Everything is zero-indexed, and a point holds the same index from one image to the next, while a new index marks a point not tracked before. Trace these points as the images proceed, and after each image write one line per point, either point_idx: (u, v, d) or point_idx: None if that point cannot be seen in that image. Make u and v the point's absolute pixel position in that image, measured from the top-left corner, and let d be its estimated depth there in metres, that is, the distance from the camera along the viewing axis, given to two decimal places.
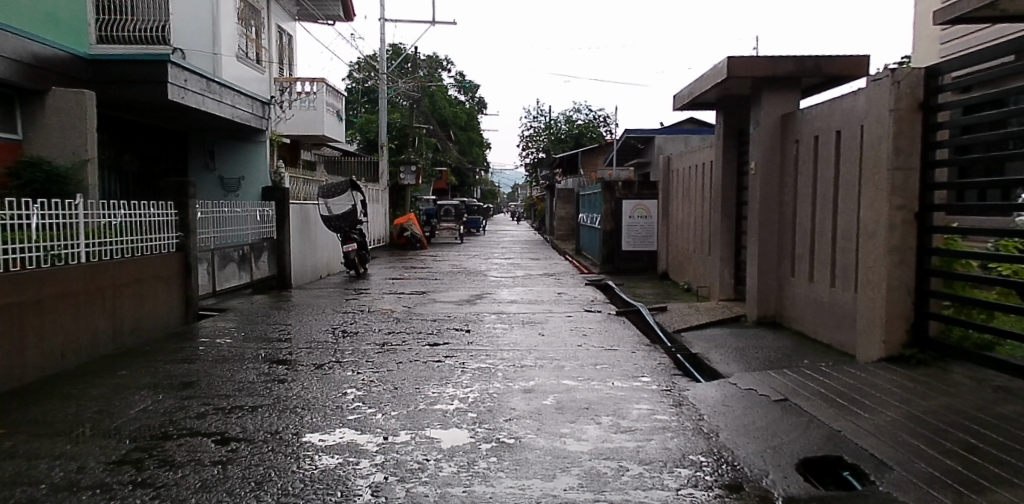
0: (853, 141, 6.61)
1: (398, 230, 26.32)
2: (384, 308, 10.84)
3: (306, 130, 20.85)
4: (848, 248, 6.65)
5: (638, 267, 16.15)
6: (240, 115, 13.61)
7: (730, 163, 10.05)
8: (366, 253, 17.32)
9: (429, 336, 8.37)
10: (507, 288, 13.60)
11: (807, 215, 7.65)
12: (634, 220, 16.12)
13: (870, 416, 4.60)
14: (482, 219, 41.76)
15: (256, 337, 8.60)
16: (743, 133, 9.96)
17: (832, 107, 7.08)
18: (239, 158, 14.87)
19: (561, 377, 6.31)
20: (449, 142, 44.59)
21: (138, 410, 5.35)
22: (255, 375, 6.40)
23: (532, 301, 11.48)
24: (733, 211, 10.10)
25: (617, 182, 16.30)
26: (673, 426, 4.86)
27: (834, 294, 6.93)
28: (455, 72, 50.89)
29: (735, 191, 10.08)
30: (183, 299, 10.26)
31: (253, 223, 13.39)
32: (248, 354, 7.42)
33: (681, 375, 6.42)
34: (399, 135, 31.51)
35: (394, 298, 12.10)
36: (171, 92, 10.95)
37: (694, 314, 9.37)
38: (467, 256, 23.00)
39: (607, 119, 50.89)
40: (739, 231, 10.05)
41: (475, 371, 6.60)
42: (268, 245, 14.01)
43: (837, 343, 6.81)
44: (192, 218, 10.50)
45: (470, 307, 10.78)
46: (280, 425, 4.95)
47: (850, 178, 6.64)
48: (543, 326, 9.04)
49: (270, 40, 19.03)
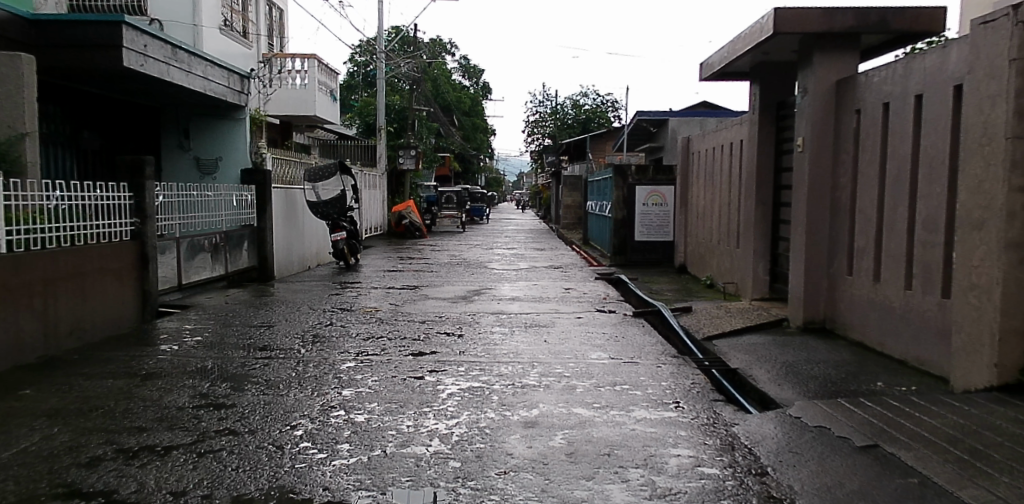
0: (945, 108, 5.28)
1: (396, 218, 25.07)
2: (368, 306, 9.52)
3: (297, 112, 19.42)
4: (937, 242, 5.30)
5: (652, 259, 14.82)
6: (216, 90, 12.18)
7: (766, 141, 8.70)
8: (357, 243, 15.99)
9: (414, 344, 7.02)
10: (510, 283, 12.27)
11: (870, 202, 6.35)
12: (649, 208, 14.74)
13: (1013, 482, 3.25)
14: (486, 207, 40.48)
15: (211, 341, 7.25)
16: (783, 105, 8.58)
17: (912, 65, 5.73)
18: (216, 138, 13.38)
19: (571, 403, 4.99)
20: (452, 127, 43.19)
21: (15, 452, 4.03)
22: (189, 399, 5.08)
23: (536, 299, 10.14)
24: (769, 197, 8.76)
25: (630, 166, 14.91)
26: (728, 489, 3.52)
27: (913, 299, 5.61)
28: (460, 56, 49.44)
29: (772, 173, 8.73)
30: (139, 295, 8.91)
31: (228, 208, 12.10)
32: (192, 366, 6.10)
33: (723, 401, 5.09)
34: (399, 118, 30.22)
35: (381, 294, 10.79)
36: (127, 58, 9.53)
37: (725, 316, 8.01)
38: (467, 246, 21.68)
39: (615, 105, 49.34)
40: (776, 220, 8.70)
41: (464, 393, 5.27)
42: (247, 233, 12.72)
43: (919, 361, 5.48)
44: (150, 202, 9.17)
45: (467, 306, 9.46)
46: (190, 481, 3.63)
47: (941, 153, 5.28)
48: (549, 331, 7.72)
49: (257, 14, 18.04)
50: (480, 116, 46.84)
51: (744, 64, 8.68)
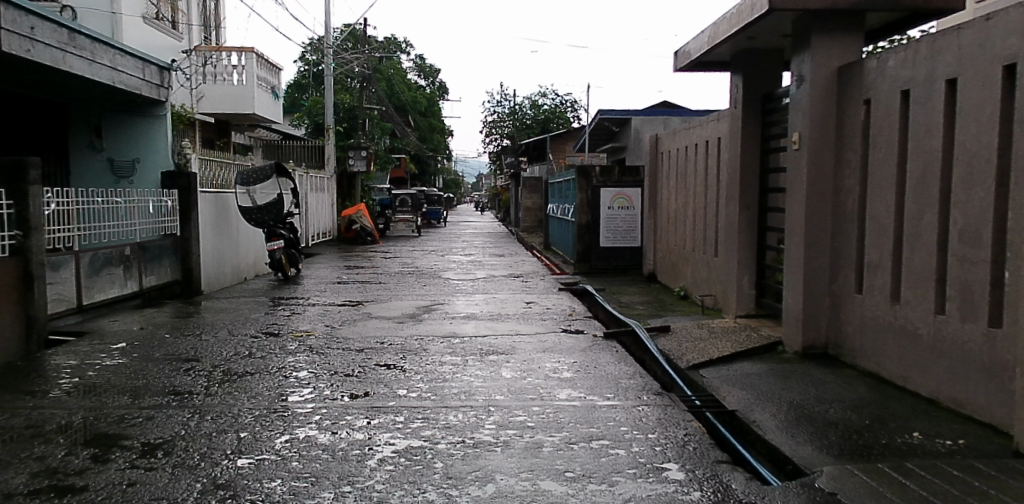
0: (990, 93, 4.29)
1: (346, 223, 23.73)
2: (299, 329, 8.27)
3: (233, 109, 17.88)
4: (982, 258, 4.32)
5: (618, 266, 13.83)
6: (127, 82, 10.80)
7: (751, 138, 7.70)
8: (297, 252, 14.64)
9: (344, 382, 5.80)
10: (465, 296, 11.11)
11: (884, 209, 5.36)
12: (614, 212, 13.76)
13: None
14: (443, 209, 39.26)
15: (95, 382, 5.93)
16: (770, 97, 7.57)
17: (940, 44, 4.75)
18: (133, 137, 11.98)
19: (537, 474, 3.84)
20: (407, 128, 41.81)
21: None
22: (26, 481, 3.82)
23: (494, 316, 8.99)
24: (755, 201, 7.76)
25: (594, 167, 13.86)
26: None
27: (946, 326, 4.62)
28: (415, 55, 48.05)
29: (757, 174, 7.74)
30: (24, 321, 7.52)
31: (143, 216, 10.75)
32: (52, 423, 4.80)
33: (728, 464, 4.01)
34: (349, 117, 28.86)
35: (318, 312, 9.53)
36: (11, 42, 8.14)
37: (711, 339, 6.96)
38: (421, 252, 20.46)
39: (574, 105, 48.46)
40: (763, 226, 7.71)
41: (399, 460, 4.09)
42: (167, 244, 11.33)
43: (957, 403, 4.50)
44: (35, 210, 7.72)
45: (414, 327, 8.26)
46: None
47: (986, 149, 4.30)
48: (507, 360, 6.58)
49: (188, 5, 17.12)
50: (436, 116, 45.58)
51: (725, 51, 7.67)
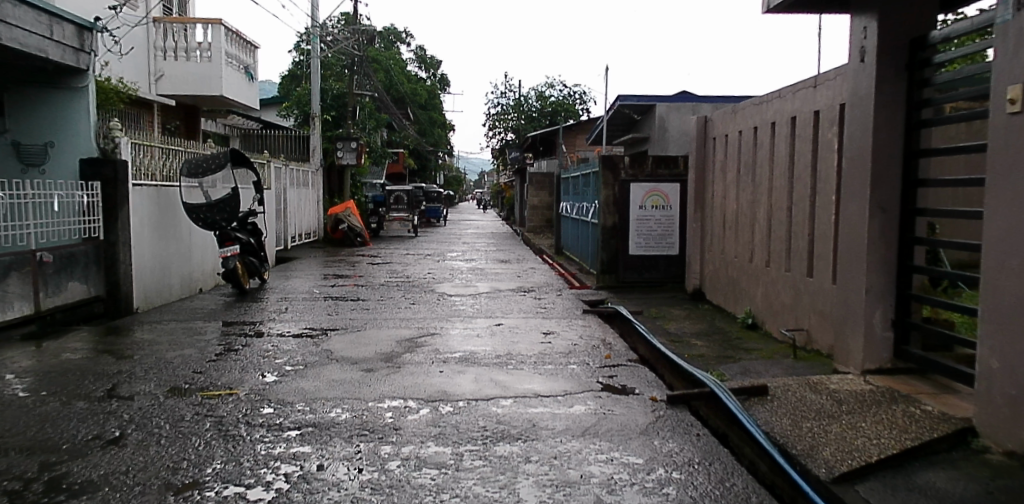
0: None
1: (333, 222, 21.23)
2: (222, 381, 5.72)
3: (197, 89, 15.30)
4: None
5: (651, 279, 11.31)
6: (31, 40, 8.29)
7: (890, 105, 5.16)
8: (259, 260, 12.10)
9: None
10: (463, 321, 8.55)
11: None
12: (647, 212, 11.19)
13: None
14: (443, 207, 36.76)
15: None
16: (921, 42, 5.03)
17: None
18: (45, 115, 9.46)
19: None
20: (406, 121, 39.22)
21: None
22: None
23: (500, 360, 6.45)
24: (893, 199, 5.21)
25: (623, 155, 11.19)
26: None
27: None
28: (414, 45, 45.48)
29: (900, 159, 5.18)
30: None
31: (43, 213, 8.24)
32: None
33: None
34: (338, 104, 26.26)
35: (260, 350, 6.97)
36: None
37: (848, 419, 4.40)
38: (415, 256, 17.95)
39: (584, 97, 45.71)
40: (908, 238, 5.15)
41: None
42: (80, 250, 8.81)
43: None
44: None
45: (387, 381, 5.68)
46: None
47: None
48: (525, 459, 3.99)
49: None
50: (438, 109, 42.97)
51: None
